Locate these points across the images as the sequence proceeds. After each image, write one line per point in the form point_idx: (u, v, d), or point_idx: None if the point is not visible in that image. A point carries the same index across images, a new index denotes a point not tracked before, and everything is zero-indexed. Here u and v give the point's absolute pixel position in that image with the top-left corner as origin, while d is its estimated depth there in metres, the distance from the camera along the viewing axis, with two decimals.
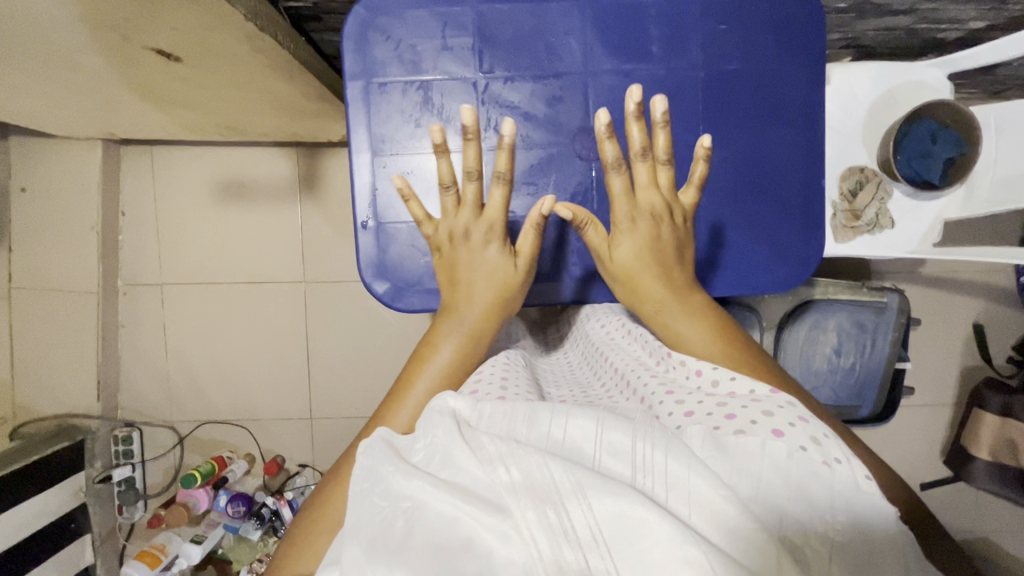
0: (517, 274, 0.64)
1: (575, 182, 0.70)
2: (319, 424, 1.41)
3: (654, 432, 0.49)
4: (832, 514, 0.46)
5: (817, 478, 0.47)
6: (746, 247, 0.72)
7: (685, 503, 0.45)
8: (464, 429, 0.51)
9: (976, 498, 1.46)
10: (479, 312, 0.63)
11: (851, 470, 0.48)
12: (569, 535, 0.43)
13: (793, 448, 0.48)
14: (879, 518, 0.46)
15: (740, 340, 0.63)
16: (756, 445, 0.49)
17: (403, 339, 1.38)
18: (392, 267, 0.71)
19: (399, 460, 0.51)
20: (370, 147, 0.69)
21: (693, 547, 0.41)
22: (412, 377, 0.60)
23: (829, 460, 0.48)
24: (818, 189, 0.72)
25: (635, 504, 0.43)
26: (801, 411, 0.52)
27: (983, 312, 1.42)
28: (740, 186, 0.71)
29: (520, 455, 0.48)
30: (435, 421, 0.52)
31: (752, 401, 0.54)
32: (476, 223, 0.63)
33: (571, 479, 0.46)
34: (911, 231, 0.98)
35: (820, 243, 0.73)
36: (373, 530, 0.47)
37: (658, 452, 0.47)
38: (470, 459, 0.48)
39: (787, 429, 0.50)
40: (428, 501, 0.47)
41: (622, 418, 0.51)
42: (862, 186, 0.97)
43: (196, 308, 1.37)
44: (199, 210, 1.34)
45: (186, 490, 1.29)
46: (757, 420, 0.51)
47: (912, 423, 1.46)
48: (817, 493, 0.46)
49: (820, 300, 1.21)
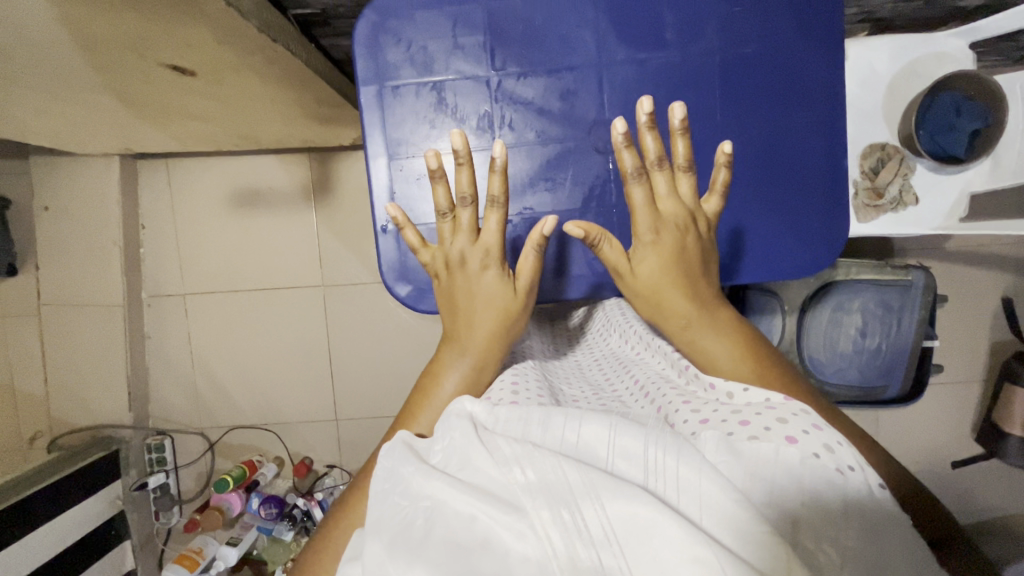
0: (517, 299, 0.63)
1: (593, 176, 0.69)
2: (344, 425, 1.43)
3: (665, 437, 0.49)
4: (848, 521, 0.45)
5: (829, 485, 0.47)
6: (770, 233, 0.71)
7: (698, 507, 0.45)
8: (481, 432, 0.53)
9: (1009, 475, 1.44)
10: (481, 339, 0.63)
11: (864, 478, 0.48)
12: (583, 535, 0.43)
13: (805, 455, 0.48)
14: (894, 523, 0.46)
15: (757, 353, 0.63)
16: (769, 450, 0.49)
17: (422, 337, 1.40)
18: (414, 269, 0.71)
19: (417, 462, 0.52)
20: (386, 151, 0.69)
21: (704, 548, 0.41)
22: (418, 412, 0.62)
23: (842, 467, 0.48)
24: (841, 169, 0.70)
25: (646, 505, 0.43)
26: (815, 419, 0.52)
27: (1012, 286, 1.38)
28: (761, 172, 0.70)
29: (534, 455, 0.49)
30: (454, 423, 0.54)
31: (766, 409, 0.55)
32: (475, 250, 0.62)
33: (585, 479, 0.46)
34: (936, 206, 0.96)
35: (846, 225, 0.71)
36: (393, 529, 0.48)
37: (670, 456, 0.47)
38: (487, 460, 0.50)
39: (798, 437, 0.50)
40: (444, 501, 0.48)
41: (634, 424, 0.52)
42: (884, 162, 0.96)
43: (219, 315, 1.39)
44: (217, 219, 1.36)
45: (219, 495, 1.31)
46: (769, 427, 0.52)
47: (940, 401, 1.44)
48: (829, 498, 0.46)
49: (843, 281, 1.20)
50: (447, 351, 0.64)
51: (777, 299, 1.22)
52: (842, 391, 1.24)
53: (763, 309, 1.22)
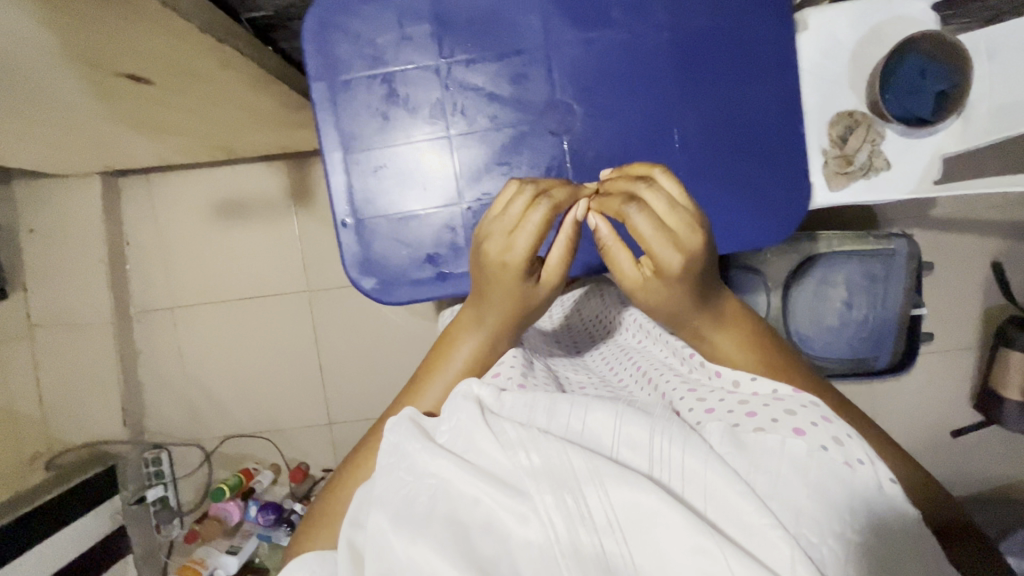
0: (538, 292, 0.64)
1: (549, 158, 0.69)
2: (338, 428, 1.43)
3: (673, 427, 0.50)
4: (851, 514, 0.47)
5: (836, 478, 0.49)
6: (731, 204, 0.70)
7: (704, 497, 0.46)
8: (488, 416, 0.52)
9: (1011, 441, 1.42)
10: (497, 320, 0.65)
11: (872, 472, 0.50)
12: (586, 520, 0.45)
13: (812, 448, 0.50)
14: (896, 516, 0.48)
15: (763, 347, 0.67)
16: (774, 443, 0.51)
17: (411, 336, 1.41)
18: (379, 262, 0.71)
19: (421, 439, 0.52)
20: (340, 145, 0.69)
21: (706, 538, 0.43)
22: (429, 377, 0.66)
23: (850, 460, 0.50)
24: (798, 136, 0.70)
25: (652, 494, 0.45)
26: (824, 412, 0.54)
27: (1001, 250, 1.37)
28: (717, 144, 0.69)
29: (539, 440, 0.49)
30: (459, 405, 0.53)
31: (774, 400, 0.56)
32: (506, 243, 0.60)
33: (589, 465, 0.47)
34: (910, 170, 0.95)
35: (807, 192, 0.70)
36: (397, 502, 0.49)
37: (676, 446, 0.48)
38: (494, 444, 0.50)
39: (807, 429, 0.52)
40: (449, 478, 0.49)
41: (641, 411, 0.52)
42: (852, 130, 0.94)
43: (208, 326, 1.40)
44: (199, 231, 1.37)
45: (217, 505, 1.33)
46: (777, 419, 0.53)
47: (936, 370, 1.42)
48: (835, 491, 0.48)
49: (825, 254, 1.19)
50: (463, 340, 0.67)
51: (760, 276, 1.20)
52: (833, 364, 1.22)
53: (747, 287, 1.21)
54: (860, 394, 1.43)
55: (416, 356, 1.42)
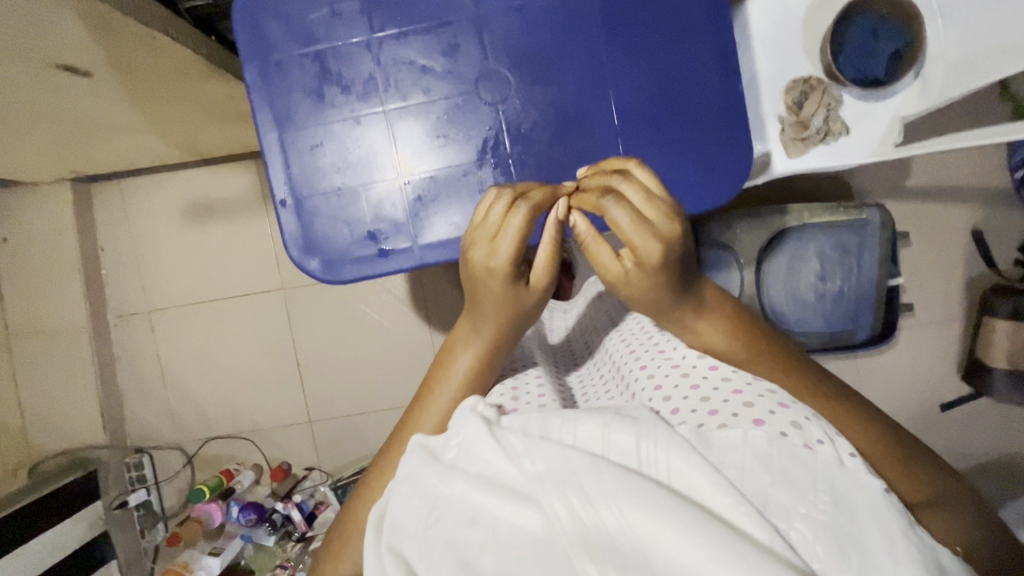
0: (532, 293, 0.64)
1: (485, 129, 0.69)
2: (318, 427, 1.43)
3: (656, 430, 0.48)
4: (816, 495, 0.45)
5: (800, 461, 0.47)
6: (672, 167, 0.69)
7: (704, 488, 0.44)
8: (493, 429, 0.52)
9: (1002, 413, 1.38)
10: (493, 324, 0.64)
11: (834, 450, 0.48)
12: (594, 520, 0.44)
13: (772, 436, 0.48)
14: (866, 494, 0.45)
15: (749, 332, 0.64)
16: (736, 437, 0.49)
17: (386, 330, 1.41)
18: (320, 242, 0.70)
19: (433, 459, 0.53)
20: (276, 125, 0.69)
21: (707, 526, 0.41)
22: (434, 390, 0.64)
23: (810, 442, 0.48)
24: (737, 95, 0.68)
25: (648, 491, 0.44)
26: (781, 398, 0.53)
27: (980, 218, 1.35)
28: (655, 107, 0.68)
29: (540, 446, 0.49)
30: (465, 421, 0.54)
31: (734, 394, 0.55)
32: (490, 248, 0.60)
33: (589, 463, 0.46)
34: (868, 134, 0.94)
35: (749, 152, 0.69)
36: (417, 526, 0.50)
37: (660, 447, 0.47)
38: (499, 454, 0.50)
39: (765, 418, 0.51)
40: (458, 494, 0.49)
41: (624, 416, 0.51)
42: (807, 95, 0.92)
43: (185, 329, 1.40)
44: (172, 234, 1.38)
45: (198, 507, 1.32)
46: (736, 413, 0.52)
47: (922, 343, 1.39)
48: (800, 474, 0.46)
49: (796, 228, 1.18)
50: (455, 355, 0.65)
51: (730, 253, 1.19)
52: (811, 340, 1.20)
53: (717, 264, 1.20)
54: (844, 371, 1.41)
55: (393, 349, 1.41)
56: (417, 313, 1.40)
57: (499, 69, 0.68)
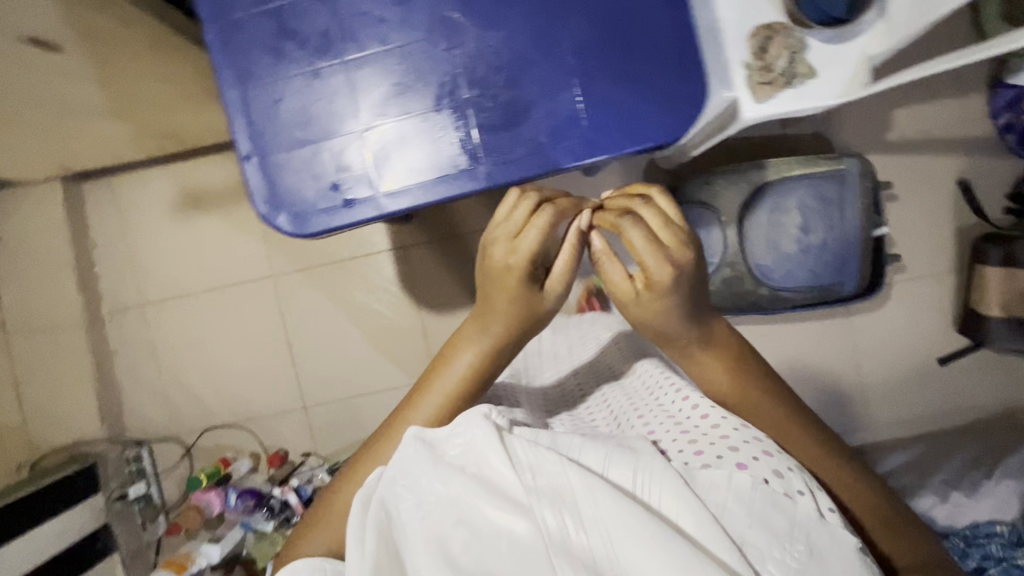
0: (537, 302, 0.69)
1: (441, 74, 0.70)
2: (313, 412, 1.44)
3: (654, 463, 0.56)
4: (790, 541, 0.52)
5: (776, 508, 0.54)
6: (628, 101, 0.69)
7: (681, 516, 0.52)
8: (503, 438, 0.57)
9: (1003, 364, 1.36)
10: (500, 324, 0.69)
11: (807, 502, 0.56)
12: (583, 538, 0.51)
13: (754, 480, 0.56)
14: (829, 543, 0.53)
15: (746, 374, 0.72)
16: (720, 478, 0.56)
17: (375, 312, 1.42)
18: (285, 196, 0.71)
19: (434, 457, 0.57)
20: (237, 82, 0.71)
21: (685, 551, 0.48)
22: (433, 380, 0.71)
23: (788, 492, 0.56)
24: (689, 25, 0.69)
25: (640, 517, 0.50)
26: (764, 447, 0.60)
27: (965, 167, 1.34)
28: (607, 43, 0.68)
29: (546, 463, 0.55)
30: (474, 422, 0.57)
31: (719, 438, 0.61)
32: (512, 248, 0.65)
33: (585, 484, 0.53)
34: (836, 76, 0.93)
35: (704, 81, 0.69)
36: (412, 515, 0.55)
37: (654, 479, 0.54)
38: (506, 463, 0.55)
39: (747, 463, 0.58)
40: (459, 499, 0.55)
41: (627, 449, 0.58)
42: (771, 41, 0.92)
43: (178, 321, 1.42)
44: (161, 227, 1.40)
45: (197, 495, 1.33)
46: (721, 455, 0.59)
47: (917, 297, 1.37)
48: (776, 519, 0.54)
49: (775, 181, 1.17)
50: (460, 357, 0.70)
51: (710, 210, 1.19)
52: (797, 295, 1.19)
53: (699, 221, 1.20)
54: (838, 330, 1.38)
55: (383, 331, 1.42)
56: (405, 294, 1.41)
57: (451, 13, 0.69)
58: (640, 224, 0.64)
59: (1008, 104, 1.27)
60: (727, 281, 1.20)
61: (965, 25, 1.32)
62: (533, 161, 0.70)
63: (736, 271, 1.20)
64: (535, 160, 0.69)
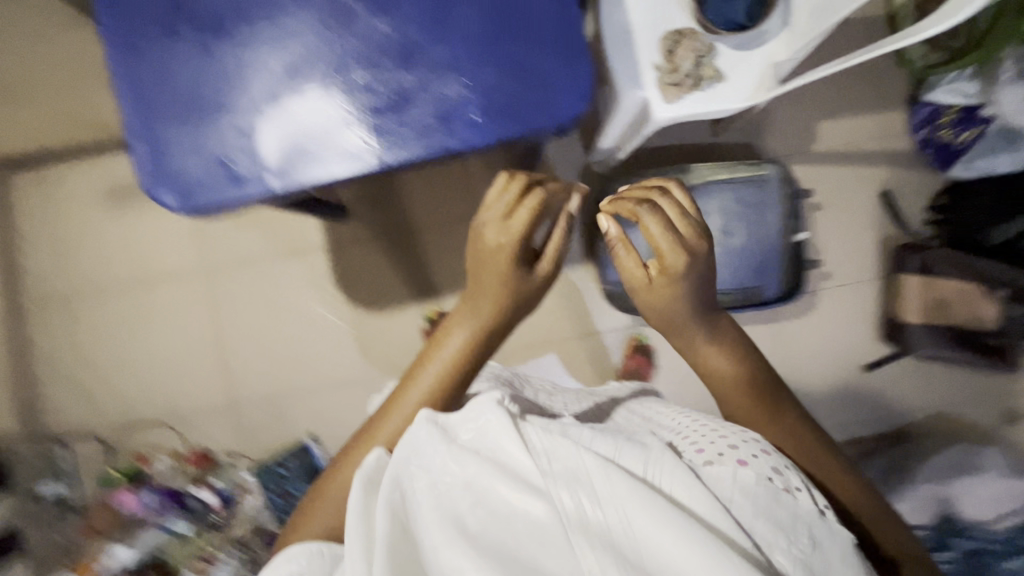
0: (529, 283, 0.78)
1: (332, 55, 0.70)
2: (241, 409, 1.40)
3: (664, 458, 0.58)
4: (796, 534, 0.56)
5: (781, 504, 0.58)
6: (515, 86, 0.70)
7: (698, 503, 0.54)
8: (517, 422, 0.58)
9: (928, 372, 1.38)
10: (489, 305, 0.77)
11: (809, 500, 0.61)
12: (599, 515, 0.51)
13: (759, 476, 0.60)
14: (835, 542, 0.57)
15: (752, 377, 0.80)
16: (727, 473, 0.60)
17: (308, 308, 1.40)
18: (171, 171, 0.71)
19: (448, 441, 0.59)
20: (126, 58, 0.71)
21: (703, 534, 0.49)
22: (429, 358, 0.78)
23: (789, 488, 0.61)
24: (574, 15, 0.71)
25: (656, 500, 0.51)
26: (762, 447, 0.66)
27: (887, 179, 1.39)
28: (495, 30, 0.70)
29: (557, 448, 0.56)
30: (486, 407, 0.59)
31: (723, 441, 0.66)
32: (504, 229, 0.74)
33: (599, 463, 0.54)
34: (743, 82, 0.98)
35: (589, 70, 0.71)
36: (437, 501, 0.55)
37: (674, 469, 0.56)
38: (520, 447, 0.56)
39: (749, 460, 0.62)
40: (476, 483, 0.55)
41: (636, 444, 0.60)
42: (680, 43, 0.95)
43: (104, 314, 1.39)
44: (90, 218, 1.38)
45: (111, 495, 1.31)
46: (722, 453, 0.63)
47: (844, 304, 1.40)
48: (781, 512, 0.57)
49: (698, 185, 1.20)
50: (461, 339, 0.77)
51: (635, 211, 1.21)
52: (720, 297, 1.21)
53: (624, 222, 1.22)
54: (769, 335, 1.40)
55: (315, 328, 1.40)
56: (339, 290, 1.40)
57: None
58: (656, 213, 0.76)
59: (926, 120, 1.34)
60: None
61: None
62: (422, 143, 0.70)
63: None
64: (424, 142, 0.70)
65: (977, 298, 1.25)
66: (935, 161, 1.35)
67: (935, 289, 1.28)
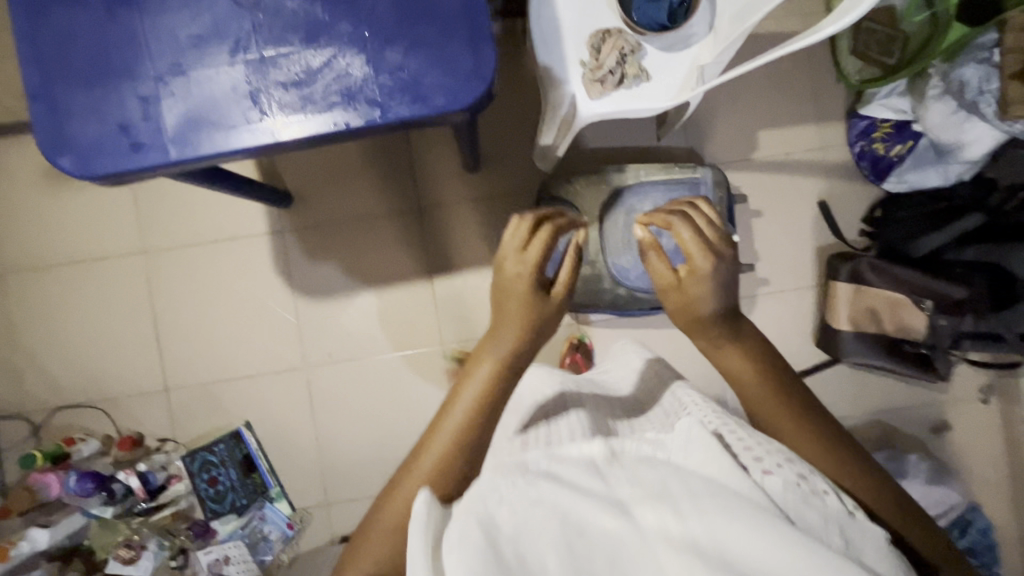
0: (550, 308, 0.78)
1: (236, 30, 0.71)
2: (175, 395, 1.39)
3: (682, 503, 0.53)
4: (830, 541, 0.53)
5: (807, 509, 0.55)
6: (417, 69, 0.71)
7: (762, 503, 0.53)
8: (524, 514, 0.56)
9: (859, 380, 1.41)
10: (518, 328, 0.76)
11: (838, 501, 0.57)
12: (682, 529, 0.51)
13: (784, 488, 0.56)
14: (868, 540, 0.54)
15: (780, 387, 0.75)
16: (751, 489, 0.55)
17: (248, 295, 1.39)
18: (70, 137, 0.71)
19: (519, 473, 0.61)
20: (28, 22, 0.71)
21: None
22: (462, 384, 0.74)
23: (819, 491, 0.57)
24: (478, 2, 0.72)
25: (726, 499, 0.53)
26: (787, 457, 0.59)
27: (826, 189, 1.42)
28: (399, 13, 0.71)
29: (569, 533, 0.54)
30: (485, 507, 0.57)
31: (748, 449, 0.60)
32: (521, 259, 0.79)
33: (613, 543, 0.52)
34: (667, 82, 0.99)
35: (491, 56, 0.72)
36: None
37: (695, 518, 0.51)
38: (539, 543, 0.53)
39: (774, 470, 0.57)
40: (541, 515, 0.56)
41: (654, 500, 0.54)
42: (606, 42, 0.97)
43: (39, 293, 1.37)
44: (29, 196, 1.37)
45: (32, 475, 1.25)
46: (747, 464, 0.58)
47: (780, 311, 1.42)
48: (809, 518, 0.54)
49: (633, 185, 1.24)
50: (488, 366, 0.73)
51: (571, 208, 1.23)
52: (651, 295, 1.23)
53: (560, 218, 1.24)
54: None
55: (255, 316, 1.39)
56: (281, 278, 1.39)
57: None
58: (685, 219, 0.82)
59: (861, 134, 1.38)
60: (585, 278, 1.24)
61: (827, 61, 1.43)
62: (323, 120, 0.71)
63: (595, 269, 1.24)
64: (325, 119, 0.71)
65: (907, 307, 1.28)
66: (869, 174, 1.38)
67: (863, 298, 1.32)
